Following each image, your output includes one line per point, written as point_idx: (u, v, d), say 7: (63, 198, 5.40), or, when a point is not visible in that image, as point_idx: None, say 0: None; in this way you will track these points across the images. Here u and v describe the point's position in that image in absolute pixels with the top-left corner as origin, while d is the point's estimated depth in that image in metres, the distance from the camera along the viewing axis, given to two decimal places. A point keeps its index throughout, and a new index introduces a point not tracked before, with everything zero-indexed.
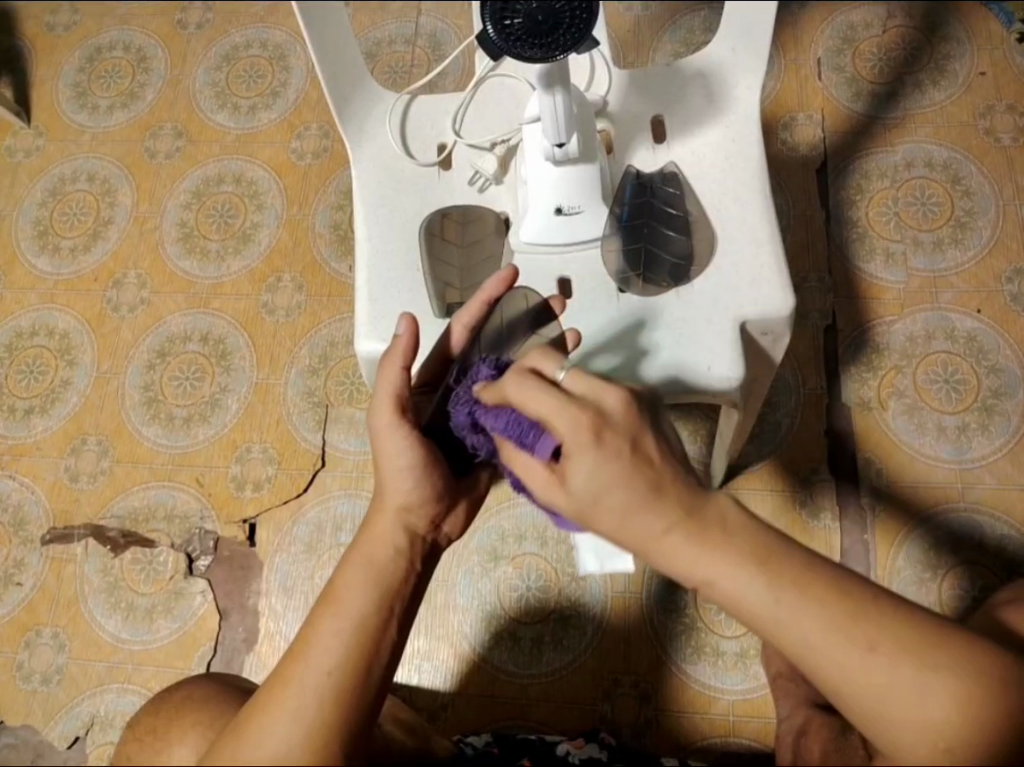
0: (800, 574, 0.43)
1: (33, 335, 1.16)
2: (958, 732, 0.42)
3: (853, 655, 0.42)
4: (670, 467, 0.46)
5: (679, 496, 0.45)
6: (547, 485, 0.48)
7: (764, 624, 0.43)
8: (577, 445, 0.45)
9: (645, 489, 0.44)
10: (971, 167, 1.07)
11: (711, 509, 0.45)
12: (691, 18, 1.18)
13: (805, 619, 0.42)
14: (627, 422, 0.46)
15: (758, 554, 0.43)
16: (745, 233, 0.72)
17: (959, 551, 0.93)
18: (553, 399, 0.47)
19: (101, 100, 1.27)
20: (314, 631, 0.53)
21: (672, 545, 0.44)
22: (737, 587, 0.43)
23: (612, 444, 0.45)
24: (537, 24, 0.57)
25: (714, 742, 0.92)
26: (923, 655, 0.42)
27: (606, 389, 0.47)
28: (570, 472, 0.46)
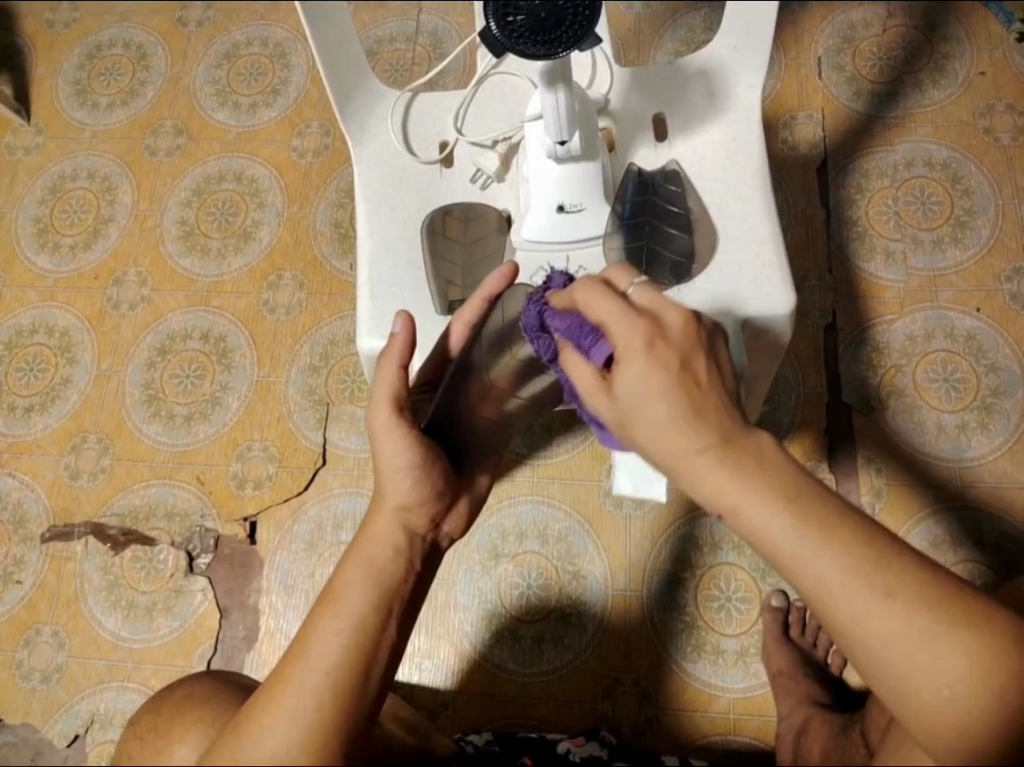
0: (826, 513, 0.44)
1: (33, 333, 1.16)
2: (969, 687, 0.41)
3: (866, 599, 0.42)
4: (714, 386, 0.47)
5: (719, 421, 0.46)
6: (592, 393, 0.50)
7: (785, 561, 0.44)
8: (631, 350, 0.47)
9: (688, 405, 0.46)
10: (971, 166, 1.08)
11: (749, 443, 0.45)
12: (692, 16, 1.18)
13: (826, 557, 0.43)
14: (683, 342, 0.48)
15: (787, 488, 0.44)
16: (746, 231, 0.73)
17: (959, 548, 0.94)
18: (613, 307, 0.49)
19: (101, 98, 1.27)
20: (314, 631, 0.53)
21: (701, 466, 0.45)
22: (764, 518, 0.44)
23: (663, 353, 0.47)
24: (540, 21, 0.57)
25: (715, 739, 0.92)
26: (938, 606, 0.42)
27: (668, 307, 0.49)
28: (618, 380, 0.48)
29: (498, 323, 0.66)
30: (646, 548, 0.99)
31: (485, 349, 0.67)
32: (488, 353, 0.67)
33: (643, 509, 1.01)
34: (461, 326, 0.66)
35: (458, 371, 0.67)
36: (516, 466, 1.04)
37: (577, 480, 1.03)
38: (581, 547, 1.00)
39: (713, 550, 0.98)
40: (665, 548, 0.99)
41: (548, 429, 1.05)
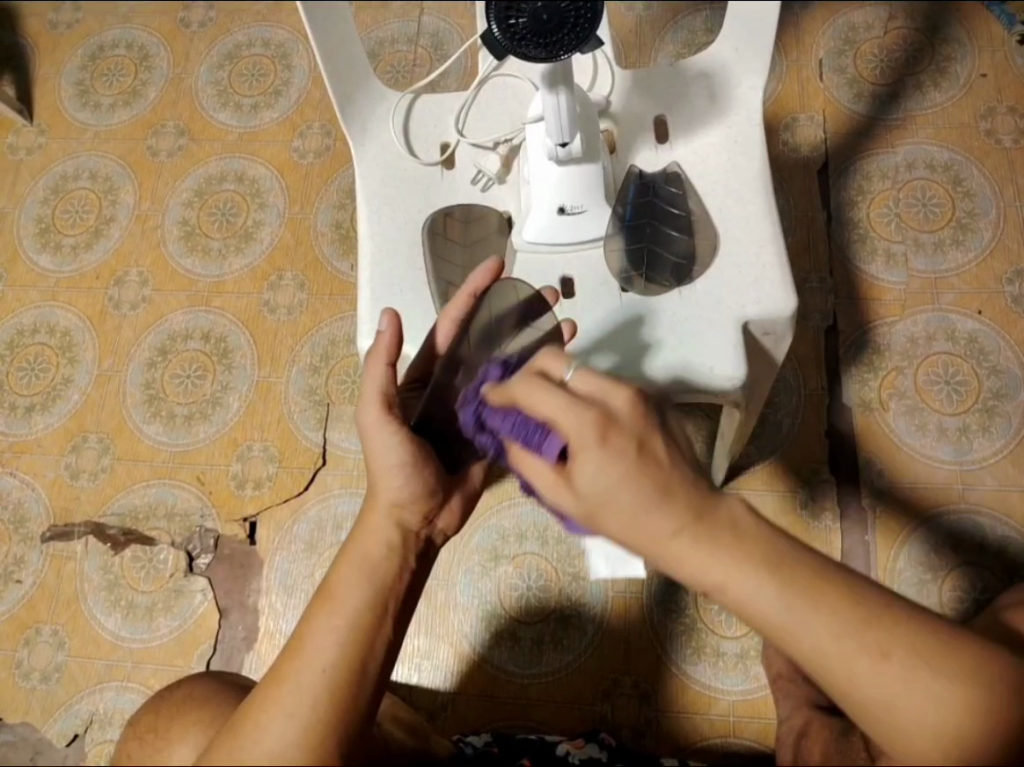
0: (814, 580, 0.43)
1: (34, 333, 1.16)
2: (964, 733, 0.42)
3: (861, 663, 0.42)
4: (675, 464, 0.46)
5: (689, 497, 0.45)
6: (552, 486, 0.49)
7: (776, 630, 0.43)
8: (584, 445, 0.45)
9: (653, 488, 0.44)
10: (972, 169, 1.08)
11: (722, 518, 0.44)
12: (693, 18, 1.18)
13: (819, 628, 0.42)
14: (635, 424, 0.47)
15: (772, 561, 0.43)
16: (747, 233, 0.72)
17: (960, 552, 0.93)
18: (559, 400, 0.47)
19: (103, 99, 1.27)
20: (311, 630, 0.53)
21: (679, 548, 0.44)
22: (751, 594, 0.43)
23: (617, 443, 0.45)
24: (542, 23, 0.57)
25: (715, 742, 0.92)
26: (931, 659, 0.42)
27: (613, 390, 0.48)
28: (577, 473, 0.46)
29: (486, 320, 0.66)
30: None
31: (474, 345, 0.65)
32: (476, 348, 0.65)
33: None
34: (445, 326, 0.66)
35: (446, 365, 0.65)
36: (516, 468, 1.04)
37: None
38: (581, 548, 1.00)
39: None
40: None
41: None
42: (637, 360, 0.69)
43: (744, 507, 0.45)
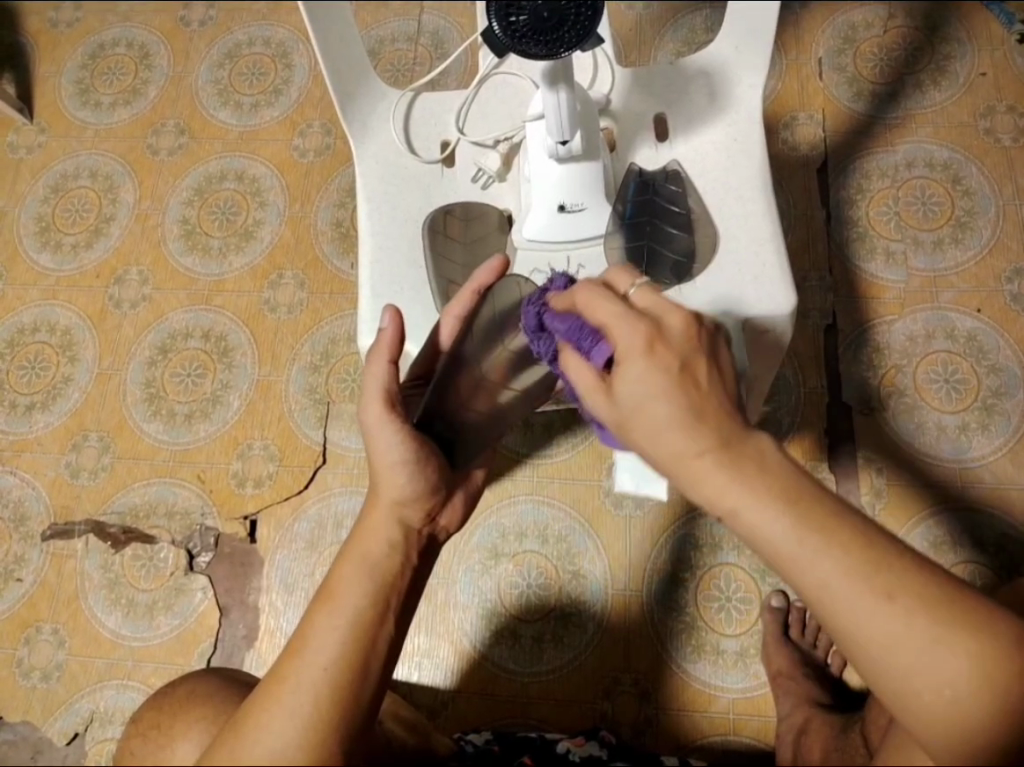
0: (827, 515, 0.43)
1: (34, 331, 1.16)
2: (968, 685, 0.42)
3: (866, 602, 0.42)
4: (716, 387, 0.46)
5: (719, 427, 0.44)
6: (589, 393, 0.49)
7: (785, 565, 0.43)
8: (631, 353, 0.46)
9: (687, 407, 0.44)
10: (972, 167, 1.08)
11: (749, 446, 0.44)
12: (693, 17, 1.18)
13: (826, 564, 0.42)
14: (684, 344, 0.46)
15: (789, 491, 0.43)
16: (747, 231, 0.73)
17: (959, 548, 0.94)
18: (614, 309, 0.48)
19: (103, 97, 1.27)
20: (312, 628, 0.53)
21: (702, 468, 0.44)
22: (764, 522, 0.43)
23: (663, 357, 0.45)
24: (542, 21, 0.57)
25: (715, 739, 0.92)
26: (937, 609, 0.42)
27: (669, 308, 0.48)
28: (617, 383, 0.47)
29: (488, 316, 0.66)
30: (646, 549, 0.99)
31: (477, 341, 0.66)
32: (480, 345, 0.66)
33: (643, 508, 1.00)
34: (450, 319, 0.66)
35: (449, 363, 0.66)
36: (517, 466, 1.04)
37: (577, 480, 1.03)
38: (581, 547, 1.00)
39: (713, 550, 0.98)
40: (664, 548, 0.99)
41: (548, 429, 1.05)
42: None
43: (774, 446, 0.45)
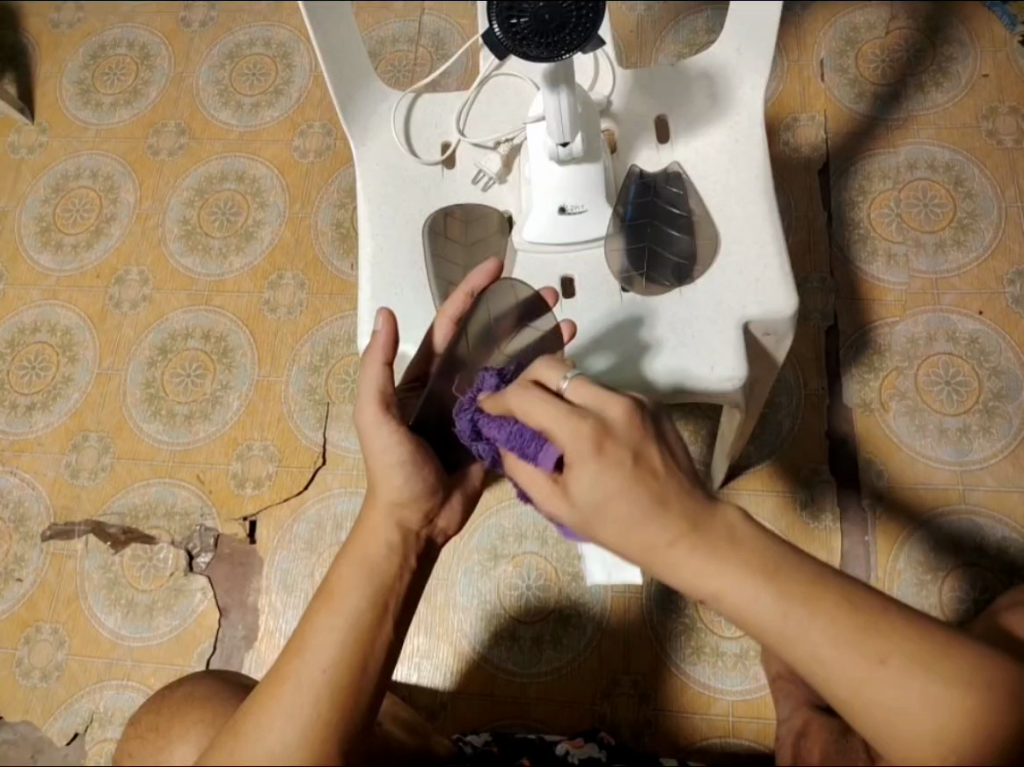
0: (810, 585, 0.43)
1: (35, 331, 1.16)
2: (962, 737, 0.42)
3: (859, 670, 0.42)
4: (673, 474, 0.45)
5: (684, 509, 0.44)
6: (547, 496, 0.48)
7: (773, 636, 0.43)
8: (580, 455, 0.44)
9: (649, 501, 0.43)
10: (974, 169, 1.07)
11: (719, 524, 0.44)
12: (694, 18, 1.18)
13: (816, 635, 0.42)
14: (631, 435, 0.45)
15: (767, 566, 0.43)
16: (747, 233, 0.72)
17: (960, 552, 0.93)
18: (555, 409, 0.47)
19: (105, 98, 1.27)
20: (310, 629, 0.53)
21: (677, 557, 0.43)
22: (748, 601, 0.43)
23: (614, 454, 0.44)
24: (544, 23, 0.57)
25: (714, 741, 0.92)
26: (930, 664, 0.42)
27: (610, 399, 0.47)
28: (572, 482, 0.45)
29: (485, 319, 0.66)
30: None
31: (472, 344, 0.65)
32: (475, 348, 0.65)
33: None
34: (443, 321, 0.66)
35: (444, 364, 0.65)
36: None
37: None
38: (581, 548, 1.00)
39: None
40: None
41: None
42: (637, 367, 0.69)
43: (743, 514, 0.45)
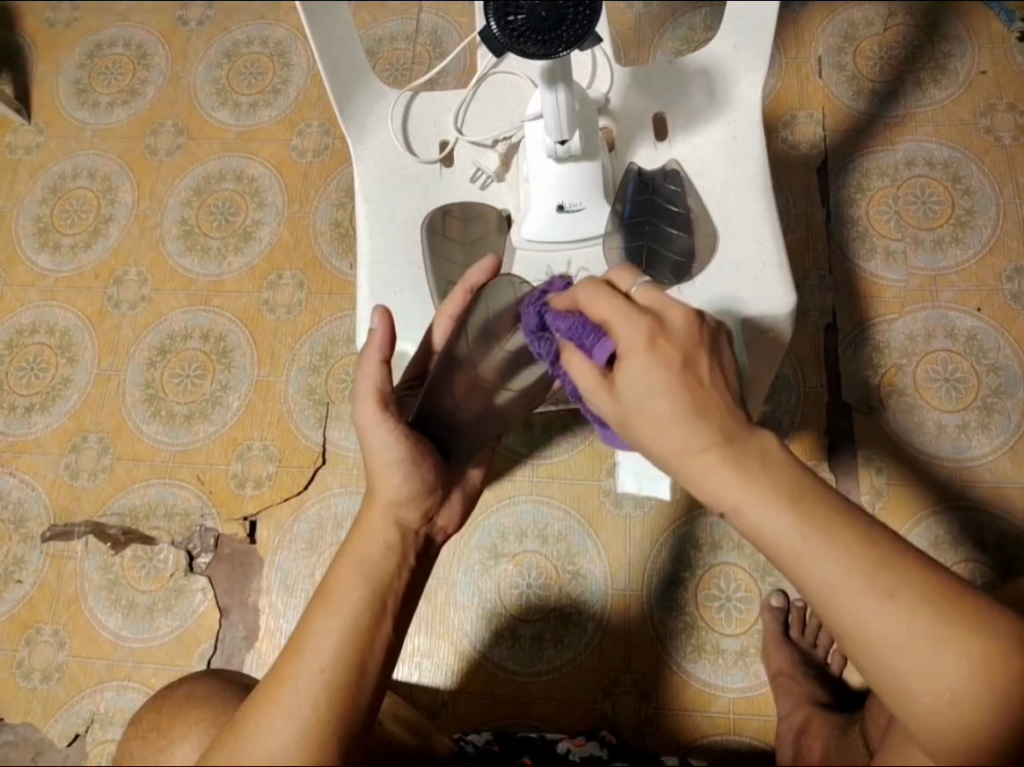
0: (831, 513, 0.44)
1: (33, 332, 1.16)
2: (969, 688, 0.41)
3: (867, 602, 0.42)
4: (716, 387, 0.47)
5: (722, 421, 0.46)
6: (594, 392, 0.50)
7: (789, 561, 0.44)
8: (634, 347, 0.48)
9: (690, 403, 0.46)
10: (972, 165, 1.08)
11: (752, 443, 0.46)
12: (692, 15, 1.18)
13: (829, 560, 0.43)
14: (685, 340, 0.48)
15: (791, 488, 0.45)
16: (746, 230, 0.72)
17: (959, 549, 0.93)
18: (616, 306, 0.50)
19: (102, 97, 1.27)
20: (310, 630, 0.53)
21: (706, 463, 0.45)
22: (769, 516, 0.44)
23: (666, 351, 0.47)
24: (540, 20, 0.57)
25: (715, 739, 0.92)
26: (941, 610, 0.42)
27: (669, 306, 0.50)
28: (620, 377, 0.48)
29: (484, 316, 0.66)
30: (645, 548, 0.99)
31: (472, 341, 0.66)
32: (475, 344, 0.66)
33: (643, 508, 1.00)
34: (441, 319, 0.67)
35: (444, 360, 0.66)
36: (516, 466, 1.04)
37: (577, 480, 1.03)
38: (581, 547, 1.00)
39: (713, 550, 0.98)
40: (663, 548, 0.99)
41: (547, 429, 1.05)
42: None
43: (780, 446, 0.47)
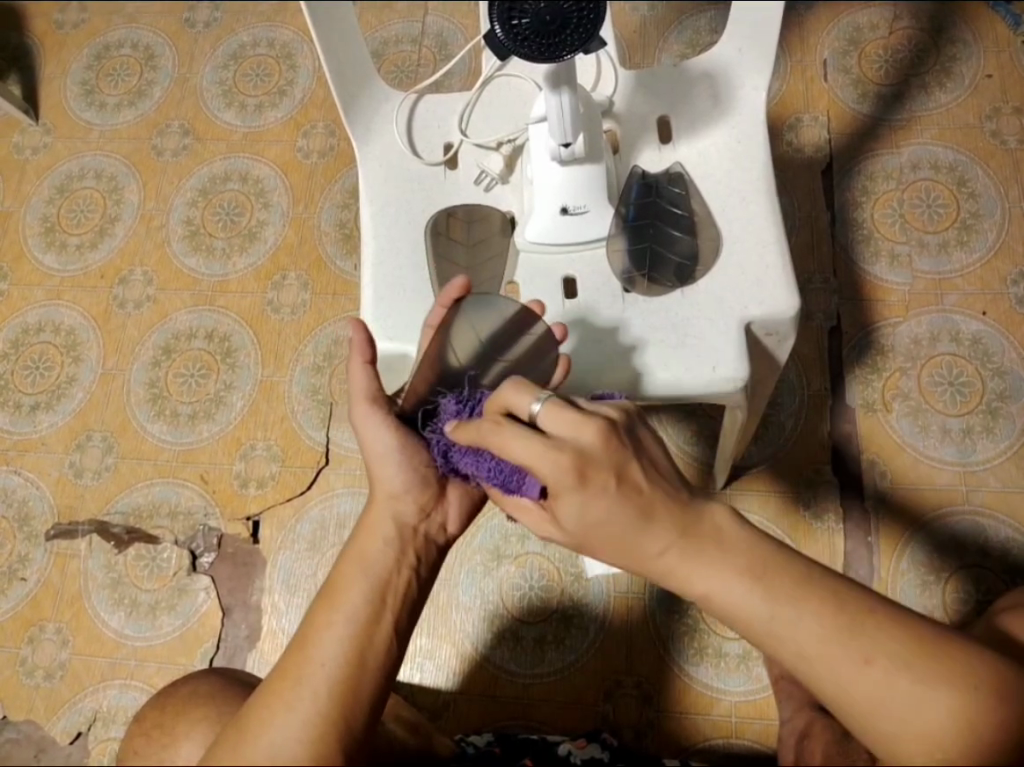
0: (800, 582, 0.44)
1: (40, 331, 1.16)
2: (958, 744, 0.42)
3: (847, 667, 0.43)
4: (657, 485, 0.47)
5: (672, 514, 0.46)
6: (542, 524, 0.52)
7: (763, 639, 0.45)
8: (564, 489, 0.45)
9: (636, 514, 0.46)
10: (977, 170, 1.07)
11: (705, 527, 0.47)
12: (698, 18, 1.18)
13: (803, 628, 0.43)
14: (610, 455, 0.46)
15: (754, 566, 0.45)
16: (751, 234, 0.72)
17: (965, 554, 0.93)
18: (532, 446, 0.46)
19: (108, 98, 1.28)
20: (314, 626, 0.54)
21: (669, 563, 0.46)
22: (734, 599, 0.45)
23: (596, 483, 0.45)
24: (545, 23, 0.57)
25: (716, 742, 0.92)
26: (920, 665, 0.42)
27: (581, 426, 0.46)
28: (560, 511, 0.47)
29: (468, 339, 0.61)
30: None
31: (462, 354, 0.61)
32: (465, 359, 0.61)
33: None
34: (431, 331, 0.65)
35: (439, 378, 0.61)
36: None
37: None
38: None
39: None
40: None
41: None
42: (636, 371, 0.69)
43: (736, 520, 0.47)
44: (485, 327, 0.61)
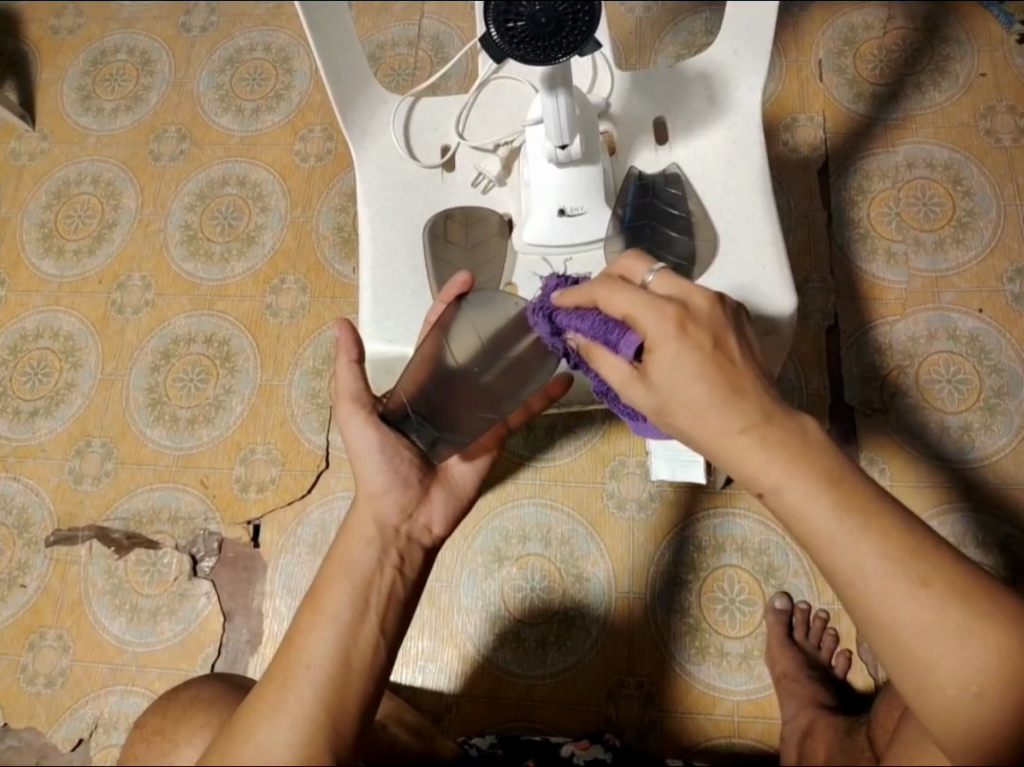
0: (869, 502, 0.47)
1: (38, 337, 1.16)
2: (994, 683, 0.44)
3: (904, 591, 0.45)
4: (748, 367, 0.51)
5: (760, 400, 0.50)
6: (627, 383, 0.54)
7: (821, 546, 0.47)
8: (663, 336, 0.51)
9: (727, 389, 0.50)
10: (972, 167, 1.08)
11: (792, 425, 0.50)
12: (693, 19, 1.19)
13: (866, 549, 0.46)
14: (711, 319, 0.52)
15: (831, 476, 0.48)
16: (748, 233, 0.72)
17: (964, 549, 0.94)
18: (637, 298, 0.52)
19: (105, 104, 1.27)
20: (301, 632, 0.54)
21: (744, 445, 0.49)
22: (806, 499, 0.47)
23: (695, 336, 0.51)
24: (540, 26, 0.57)
25: (718, 741, 0.92)
26: (970, 604, 0.45)
27: (692, 290, 0.53)
28: (651, 368, 0.52)
29: (474, 343, 0.61)
30: (647, 551, 0.99)
31: (469, 351, 0.61)
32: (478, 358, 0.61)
33: (646, 512, 1.00)
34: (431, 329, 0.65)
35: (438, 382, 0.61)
36: (519, 469, 1.04)
37: (580, 482, 1.03)
38: (585, 549, 1.00)
39: (716, 551, 0.98)
40: (665, 550, 0.99)
41: (550, 431, 1.05)
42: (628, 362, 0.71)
43: (819, 428, 0.50)
44: (485, 328, 0.62)
